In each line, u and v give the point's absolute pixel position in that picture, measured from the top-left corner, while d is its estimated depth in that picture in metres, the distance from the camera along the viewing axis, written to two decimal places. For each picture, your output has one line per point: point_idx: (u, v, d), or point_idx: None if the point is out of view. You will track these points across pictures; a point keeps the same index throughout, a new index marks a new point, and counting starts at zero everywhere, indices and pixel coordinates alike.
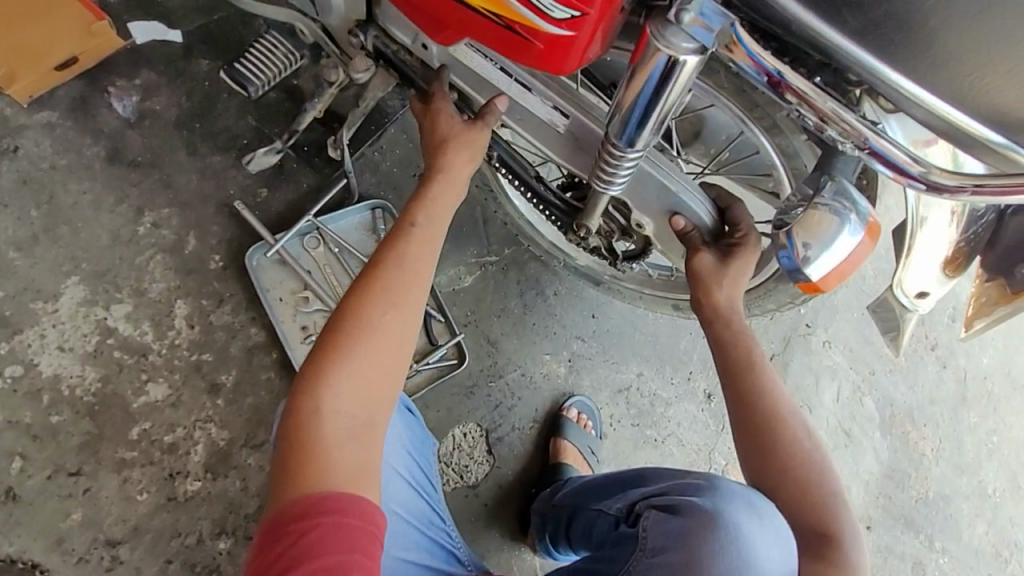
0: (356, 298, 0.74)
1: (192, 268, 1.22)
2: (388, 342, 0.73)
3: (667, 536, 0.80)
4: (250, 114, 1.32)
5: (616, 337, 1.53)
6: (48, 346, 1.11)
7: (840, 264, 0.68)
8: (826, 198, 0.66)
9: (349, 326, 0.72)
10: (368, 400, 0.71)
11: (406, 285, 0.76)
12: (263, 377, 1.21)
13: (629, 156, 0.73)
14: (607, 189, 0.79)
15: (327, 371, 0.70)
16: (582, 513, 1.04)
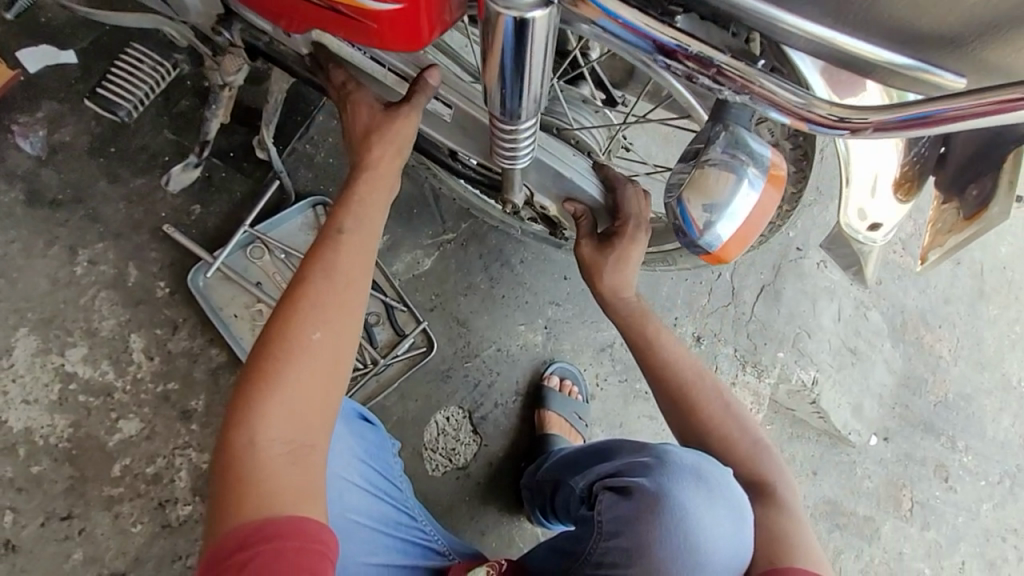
0: (288, 312, 0.68)
1: (140, 299, 1.20)
2: (320, 361, 0.67)
3: (623, 520, 0.76)
4: (166, 128, 1.26)
5: (593, 295, 1.48)
6: (13, 401, 1.11)
7: (739, 228, 0.65)
8: (717, 154, 0.63)
9: (279, 349, 0.66)
10: (308, 422, 0.66)
11: (337, 299, 0.70)
12: (233, 396, 1.20)
13: (521, 127, 0.65)
14: (513, 164, 0.72)
15: (258, 398, 0.65)
16: (562, 487, 1.02)
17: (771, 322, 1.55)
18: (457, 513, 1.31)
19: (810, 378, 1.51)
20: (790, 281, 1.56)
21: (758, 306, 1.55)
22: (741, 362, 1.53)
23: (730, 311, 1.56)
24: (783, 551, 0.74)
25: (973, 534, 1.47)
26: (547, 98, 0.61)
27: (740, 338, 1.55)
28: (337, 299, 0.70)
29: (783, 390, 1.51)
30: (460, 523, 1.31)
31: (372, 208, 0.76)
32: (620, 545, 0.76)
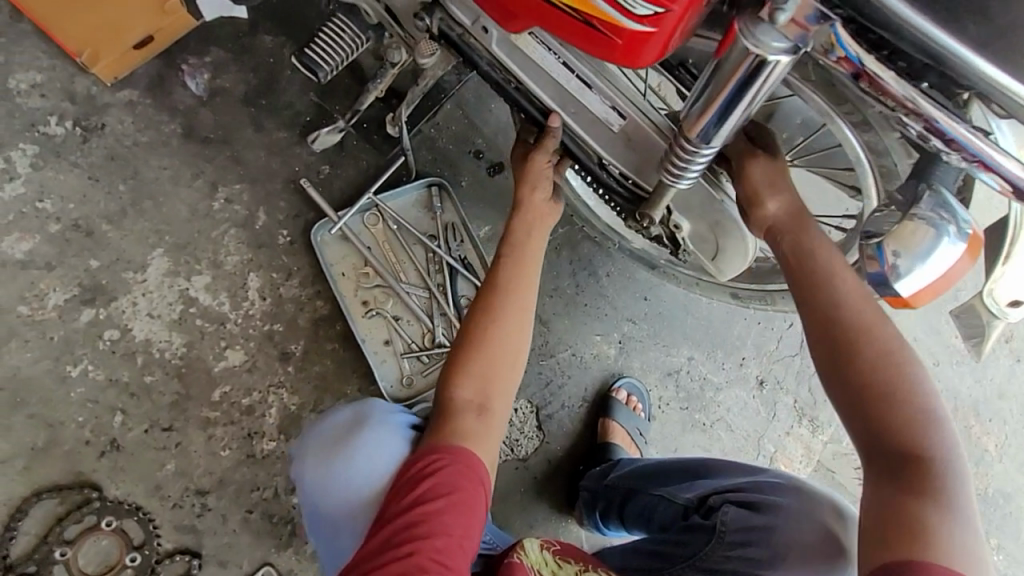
0: (487, 306, 0.90)
1: (263, 243, 1.29)
2: (508, 346, 0.89)
3: (747, 535, 0.82)
4: (313, 89, 1.34)
5: (668, 319, 1.53)
6: (139, 313, 1.20)
7: (934, 281, 0.68)
8: (924, 208, 0.67)
9: (482, 328, 0.89)
10: (489, 386, 0.87)
11: (517, 303, 0.91)
12: (329, 347, 1.29)
13: (703, 151, 0.69)
14: (675, 183, 0.76)
15: (466, 360, 0.87)
16: (638, 497, 1.05)
17: None
18: (508, 501, 1.36)
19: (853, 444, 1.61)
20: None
21: None
22: (798, 414, 1.59)
23: (795, 361, 1.61)
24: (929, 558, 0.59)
25: None
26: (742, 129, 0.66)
27: (800, 390, 1.59)
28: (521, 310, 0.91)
29: (831, 450, 1.57)
30: (509, 512, 1.36)
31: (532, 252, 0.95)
32: (741, 557, 0.82)
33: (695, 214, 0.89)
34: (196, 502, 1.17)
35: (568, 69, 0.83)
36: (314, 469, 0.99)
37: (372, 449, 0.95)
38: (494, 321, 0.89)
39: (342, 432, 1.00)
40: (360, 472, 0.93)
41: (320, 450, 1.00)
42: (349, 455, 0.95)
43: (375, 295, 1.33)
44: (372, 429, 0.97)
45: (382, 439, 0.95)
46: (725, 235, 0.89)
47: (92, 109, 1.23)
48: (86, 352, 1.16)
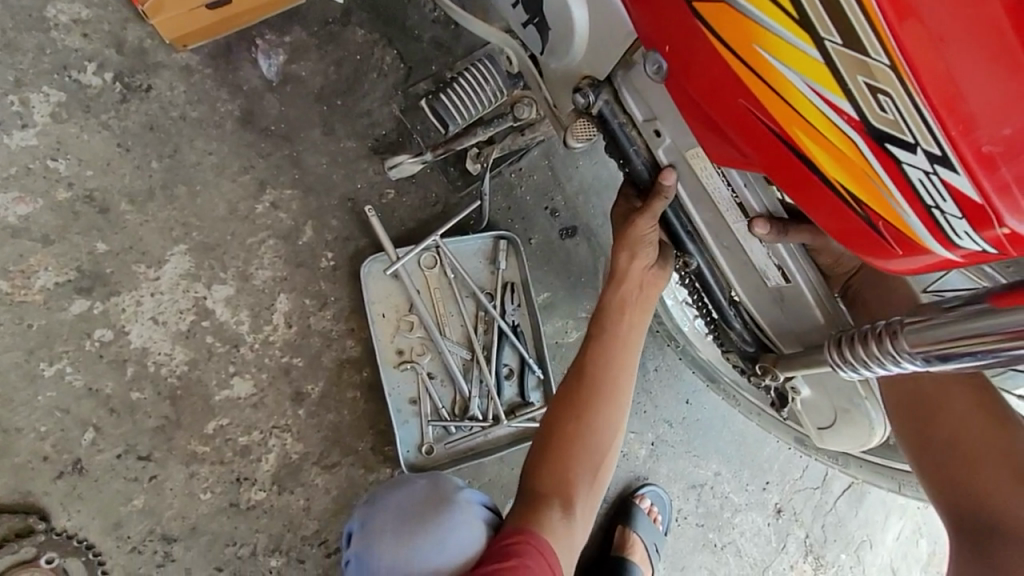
0: (576, 399, 0.83)
1: (302, 262, 1.12)
2: (602, 436, 0.83)
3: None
4: (396, 102, 1.17)
5: (703, 430, 1.43)
6: (142, 315, 1.03)
7: None
8: None
9: (572, 420, 0.82)
10: (578, 476, 0.82)
11: (609, 395, 0.83)
12: (350, 396, 1.13)
13: (903, 363, 0.58)
14: (839, 367, 0.65)
15: (557, 448, 0.82)
16: None
17: (853, 526, 1.51)
18: None
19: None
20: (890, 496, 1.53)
21: (845, 505, 1.51)
22: (806, 549, 1.48)
23: (815, 495, 1.50)
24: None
25: None
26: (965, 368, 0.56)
27: (814, 526, 1.49)
28: (619, 405, 0.84)
29: None
30: None
31: (635, 338, 0.87)
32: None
33: (824, 390, 0.79)
34: (159, 544, 1.02)
35: (744, 212, 0.69)
36: (387, 547, 0.84)
37: (459, 532, 0.83)
38: (586, 415, 0.83)
39: (421, 504, 0.87)
40: (446, 561, 0.81)
41: (393, 525, 0.86)
42: (434, 537, 0.83)
43: (413, 345, 1.17)
44: (459, 508, 0.85)
45: (469, 525, 0.84)
46: (852, 422, 0.80)
47: (141, 66, 1.06)
48: (66, 351, 1.00)
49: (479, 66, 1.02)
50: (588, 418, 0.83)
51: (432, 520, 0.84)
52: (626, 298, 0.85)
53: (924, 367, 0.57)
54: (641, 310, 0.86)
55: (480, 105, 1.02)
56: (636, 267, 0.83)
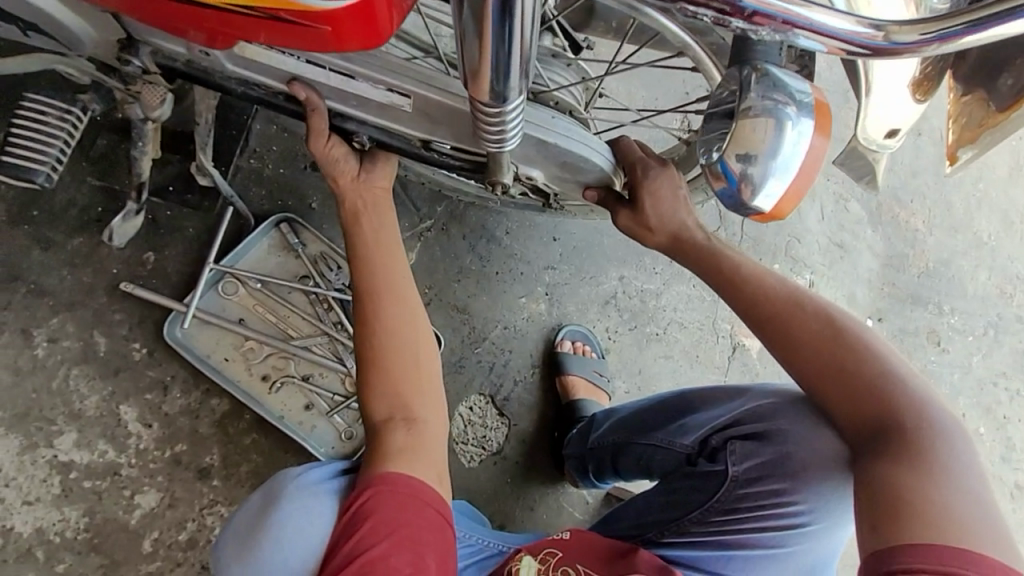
0: (363, 317, 0.81)
1: (118, 367, 1.10)
2: (407, 335, 0.81)
3: (760, 463, 0.91)
4: (87, 174, 1.12)
5: (587, 251, 1.45)
6: (15, 505, 1.03)
7: (794, 182, 0.61)
8: (756, 98, 0.61)
9: (374, 341, 0.80)
10: (404, 389, 0.79)
11: (394, 299, 0.82)
12: (248, 440, 1.15)
13: (508, 111, 0.58)
14: (501, 147, 0.65)
15: (372, 373, 0.79)
16: (630, 449, 1.11)
17: None
18: (502, 497, 1.30)
19: None
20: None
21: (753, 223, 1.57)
22: None
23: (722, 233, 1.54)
24: (902, 544, 0.59)
25: (970, 386, 1.51)
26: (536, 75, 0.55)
27: None
28: (405, 301, 0.82)
29: None
30: (508, 507, 1.30)
31: (391, 239, 0.85)
32: (761, 492, 0.91)
33: (542, 162, 0.80)
34: None
35: (320, 66, 0.71)
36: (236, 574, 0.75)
37: (300, 522, 0.74)
38: (381, 327, 0.80)
39: (256, 516, 0.77)
40: (297, 555, 0.72)
41: (234, 551, 0.76)
42: (271, 543, 0.73)
43: (271, 364, 1.17)
44: (291, 500, 0.75)
45: (301, 508, 0.74)
46: (580, 172, 0.82)
47: None
48: None
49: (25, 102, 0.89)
50: (382, 329, 0.80)
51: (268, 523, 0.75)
52: (357, 208, 0.84)
53: (510, 100, 0.56)
54: (380, 213, 0.85)
55: (43, 149, 0.89)
56: (347, 182, 0.84)
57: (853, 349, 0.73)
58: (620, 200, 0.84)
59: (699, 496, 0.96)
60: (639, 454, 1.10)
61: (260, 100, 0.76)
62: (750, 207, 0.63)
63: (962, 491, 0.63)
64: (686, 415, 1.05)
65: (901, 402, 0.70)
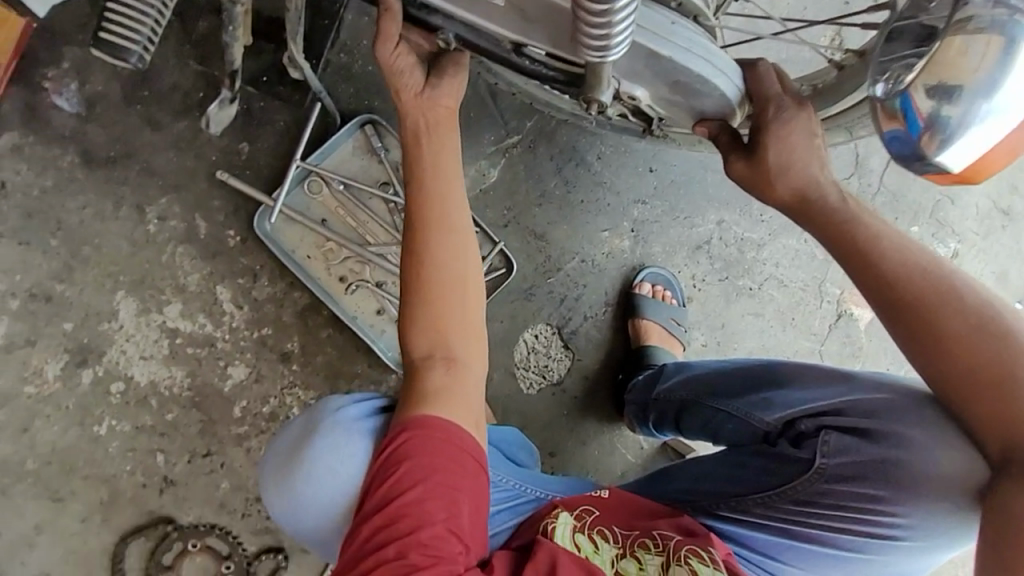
0: (412, 250, 0.77)
1: (215, 250, 1.18)
2: (458, 274, 0.77)
3: (853, 462, 0.85)
4: (190, 58, 1.15)
5: (685, 187, 1.30)
6: (133, 359, 1.18)
7: (991, 146, 0.55)
8: (982, 23, 0.55)
9: (425, 274, 0.76)
10: (450, 330, 0.77)
11: (448, 233, 0.77)
12: (324, 334, 1.22)
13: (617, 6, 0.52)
14: (603, 58, 0.58)
15: (417, 308, 0.76)
16: (697, 410, 1.06)
17: (904, 191, 1.36)
18: (557, 429, 1.29)
19: (950, 252, 1.40)
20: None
21: (887, 175, 1.35)
22: None
23: (851, 185, 1.34)
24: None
25: None
26: None
27: None
28: (459, 235, 0.78)
29: None
30: (562, 439, 1.30)
31: (452, 168, 0.79)
32: (849, 492, 0.86)
33: (649, 79, 0.68)
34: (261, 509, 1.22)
35: None
36: (276, 490, 0.82)
37: (336, 456, 0.78)
38: (430, 264, 0.77)
39: (294, 444, 0.82)
40: (332, 485, 0.78)
41: (276, 471, 0.82)
42: (309, 474, 0.78)
43: (349, 267, 1.21)
44: (329, 435, 0.79)
45: (336, 444, 0.78)
46: (694, 95, 0.69)
47: None
48: (104, 410, 1.17)
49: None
50: (434, 261, 0.77)
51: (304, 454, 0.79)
52: (417, 127, 0.78)
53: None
54: (440, 135, 0.79)
55: (137, 29, 0.94)
56: (409, 95, 0.77)
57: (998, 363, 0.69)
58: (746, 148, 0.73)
59: (772, 479, 0.92)
60: (709, 419, 1.04)
61: None
62: (933, 162, 0.57)
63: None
64: (773, 388, 0.96)
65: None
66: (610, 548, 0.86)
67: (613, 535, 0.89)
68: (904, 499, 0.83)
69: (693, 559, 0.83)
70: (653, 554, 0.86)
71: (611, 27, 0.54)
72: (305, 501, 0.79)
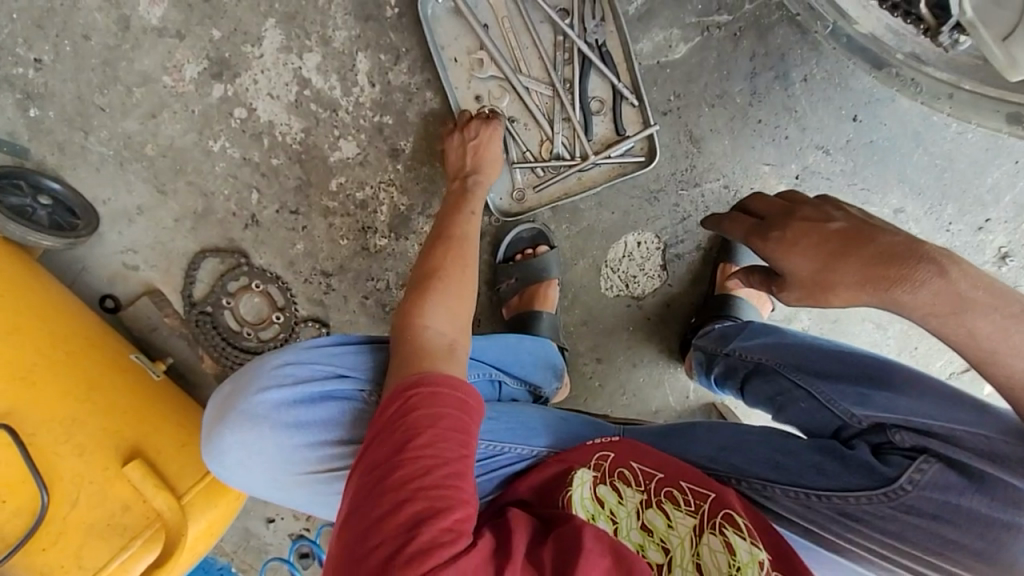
0: (434, 248, 0.90)
1: (371, 15, 1.13)
2: (462, 275, 0.86)
3: (942, 502, 0.74)
4: None
5: (880, 155, 1.11)
6: (261, 92, 1.18)
7: None
8: None
9: (432, 270, 0.86)
10: (456, 311, 0.82)
11: (456, 248, 0.90)
12: (439, 148, 1.18)
13: None
14: None
15: (426, 292, 0.83)
16: (772, 377, 0.96)
17: None
18: (615, 342, 1.24)
19: None
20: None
21: None
22: None
23: None
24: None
25: None
26: None
27: None
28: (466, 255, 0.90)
29: None
30: (615, 352, 1.24)
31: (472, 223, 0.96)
32: (913, 525, 0.76)
33: None
34: (322, 282, 1.27)
35: None
36: (212, 447, 0.89)
37: (262, 426, 0.86)
38: (437, 249, 0.90)
39: (210, 425, 0.90)
40: (273, 447, 0.86)
41: (208, 434, 0.90)
42: (227, 449, 0.88)
43: (490, 89, 1.12)
44: (239, 421, 0.86)
45: (260, 406, 0.86)
46: None
47: None
48: (222, 129, 1.20)
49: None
50: (442, 266, 0.86)
51: (229, 463, 0.89)
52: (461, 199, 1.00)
53: None
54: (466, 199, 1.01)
55: None
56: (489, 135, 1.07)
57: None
58: (798, 245, 0.73)
59: (820, 479, 0.81)
60: (782, 391, 0.95)
61: None
62: None
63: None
64: (872, 385, 0.84)
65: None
66: (635, 496, 0.78)
67: (636, 478, 0.80)
68: (977, 566, 0.73)
69: (730, 530, 0.74)
70: (684, 513, 0.76)
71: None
72: (240, 453, 0.87)
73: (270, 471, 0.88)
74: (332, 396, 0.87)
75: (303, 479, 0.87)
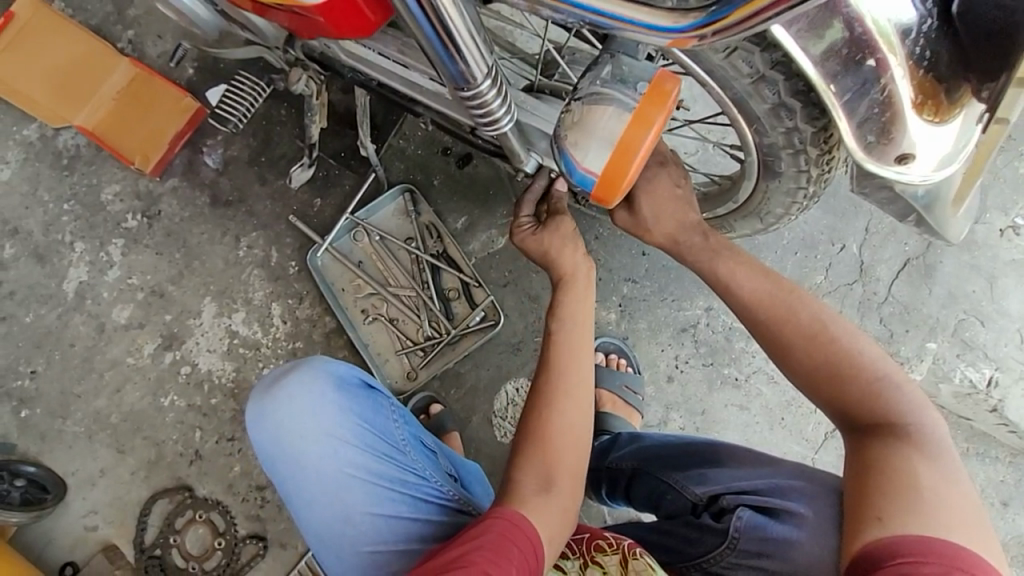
0: (545, 400, 0.88)
1: (278, 275, 1.52)
2: (573, 421, 0.88)
3: (764, 540, 0.85)
4: (297, 136, 1.58)
5: (675, 273, 1.38)
6: (202, 349, 1.51)
7: (613, 158, 0.75)
8: (579, 99, 0.76)
9: (532, 423, 0.87)
10: (548, 467, 0.85)
11: (580, 394, 0.89)
12: (341, 355, 1.47)
13: (482, 88, 0.71)
14: (498, 129, 0.79)
15: (522, 446, 0.87)
16: (644, 479, 1.03)
17: (918, 304, 1.32)
18: None
19: (983, 377, 1.29)
20: (947, 254, 1.32)
21: (896, 285, 1.33)
22: None
23: (855, 291, 1.34)
24: (901, 529, 0.70)
25: None
26: (495, 82, 0.72)
27: (869, 323, 1.33)
28: (583, 392, 0.89)
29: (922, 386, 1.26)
30: None
31: (588, 336, 0.92)
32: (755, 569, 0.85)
33: None
34: (258, 497, 1.44)
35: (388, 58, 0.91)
36: (262, 399, 0.98)
37: (308, 395, 0.96)
38: (551, 364, 0.90)
39: (271, 380, 0.99)
40: (315, 417, 0.96)
41: (263, 387, 1.00)
42: (278, 402, 0.97)
43: (371, 302, 1.46)
44: (304, 372, 0.97)
45: (314, 380, 0.97)
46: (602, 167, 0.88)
47: (150, 200, 1.58)
48: (172, 387, 1.50)
49: (238, 77, 1.58)
50: (553, 418, 0.87)
51: (279, 395, 0.97)
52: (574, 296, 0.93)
53: (496, 91, 0.73)
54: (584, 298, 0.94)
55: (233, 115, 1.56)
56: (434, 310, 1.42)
57: (849, 351, 0.84)
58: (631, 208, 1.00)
59: (692, 549, 0.90)
60: (653, 488, 1.01)
61: (355, 81, 1.02)
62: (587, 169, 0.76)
63: (946, 479, 0.74)
64: (709, 466, 0.96)
65: (896, 400, 0.81)
66: (573, 563, 0.87)
67: (570, 548, 0.90)
68: None
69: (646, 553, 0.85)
70: (611, 554, 0.86)
71: (496, 116, 0.77)
72: (287, 414, 0.96)
73: (307, 428, 0.95)
74: (377, 389, 1.01)
75: (325, 456, 0.95)
